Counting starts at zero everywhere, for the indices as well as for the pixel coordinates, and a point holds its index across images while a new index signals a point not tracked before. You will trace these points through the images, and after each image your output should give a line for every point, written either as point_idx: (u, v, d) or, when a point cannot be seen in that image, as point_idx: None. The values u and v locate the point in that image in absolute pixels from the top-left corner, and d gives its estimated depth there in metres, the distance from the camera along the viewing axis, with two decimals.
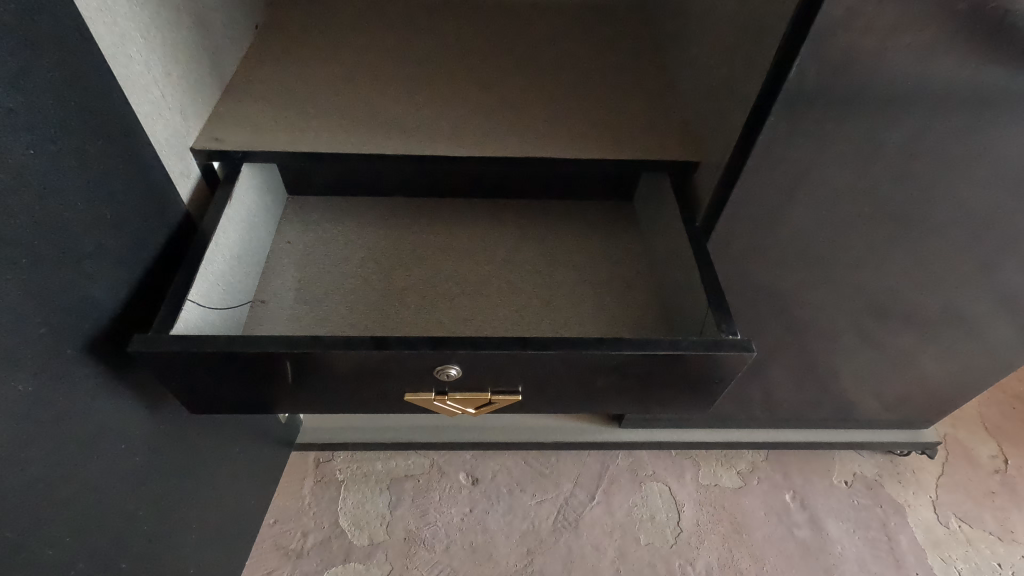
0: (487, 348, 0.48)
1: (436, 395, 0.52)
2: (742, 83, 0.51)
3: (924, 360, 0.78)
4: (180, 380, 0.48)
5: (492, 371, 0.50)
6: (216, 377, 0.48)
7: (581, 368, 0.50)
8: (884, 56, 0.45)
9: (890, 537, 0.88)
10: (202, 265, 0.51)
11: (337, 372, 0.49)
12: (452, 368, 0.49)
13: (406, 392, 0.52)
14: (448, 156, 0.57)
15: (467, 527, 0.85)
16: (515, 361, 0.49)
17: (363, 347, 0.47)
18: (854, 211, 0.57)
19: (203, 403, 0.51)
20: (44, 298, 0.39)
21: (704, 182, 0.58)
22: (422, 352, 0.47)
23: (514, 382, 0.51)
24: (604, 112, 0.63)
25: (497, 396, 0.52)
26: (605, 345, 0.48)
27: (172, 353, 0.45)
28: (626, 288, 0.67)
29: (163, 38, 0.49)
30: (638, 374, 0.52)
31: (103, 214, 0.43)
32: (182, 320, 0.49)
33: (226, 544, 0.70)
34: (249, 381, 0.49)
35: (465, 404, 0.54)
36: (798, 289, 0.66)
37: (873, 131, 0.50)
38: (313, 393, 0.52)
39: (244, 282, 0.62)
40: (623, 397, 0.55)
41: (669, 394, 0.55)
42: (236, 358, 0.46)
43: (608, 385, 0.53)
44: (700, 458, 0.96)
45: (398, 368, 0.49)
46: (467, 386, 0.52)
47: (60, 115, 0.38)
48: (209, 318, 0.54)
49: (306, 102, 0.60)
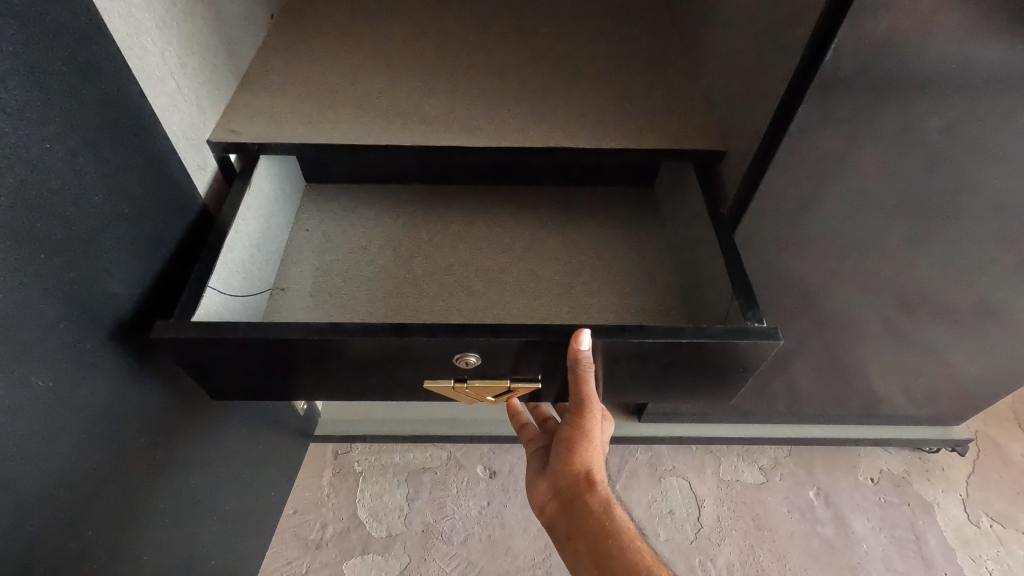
0: (507, 336, 0.46)
1: (454, 382, 0.51)
2: (772, 69, 0.49)
3: (957, 355, 0.75)
4: (200, 364, 0.48)
5: (512, 358, 0.49)
6: (234, 362, 0.48)
7: (603, 357, 0.49)
8: (926, 39, 0.43)
9: (918, 536, 0.86)
10: (221, 253, 0.51)
11: (356, 358, 0.48)
12: (472, 356, 0.48)
13: (425, 378, 0.51)
14: (465, 146, 0.55)
15: (485, 520, 0.85)
16: (535, 349, 0.48)
17: (382, 334, 0.46)
18: (890, 200, 0.55)
19: (223, 386, 0.51)
20: (63, 295, 0.39)
21: (731, 170, 0.56)
22: (442, 340, 0.46)
23: (533, 370, 0.50)
24: (626, 99, 0.61)
25: (517, 384, 0.52)
26: (628, 333, 0.47)
27: (192, 338, 0.45)
28: (647, 276, 0.65)
29: (178, 29, 0.49)
30: (660, 362, 0.50)
31: (121, 208, 0.43)
32: (203, 306, 0.49)
33: (245, 535, 0.70)
34: (267, 367, 0.49)
35: (485, 392, 0.53)
36: (828, 282, 0.64)
37: (913, 117, 0.48)
38: (331, 380, 0.51)
39: (263, 269, 0.62)
40: (644, 385, 0.54)
41: (691, 381, 0.53)
42: (252, 345, 0.46)
43: (629, 373, 0.52)
44: (720, 452, 0.95)
45: (416, 355, 0.48)
46: (486, 374, 0.51)
47: (77, 109, 0.38)
48: (228, 305, 0.54)
49: (323, 93, 0.59)
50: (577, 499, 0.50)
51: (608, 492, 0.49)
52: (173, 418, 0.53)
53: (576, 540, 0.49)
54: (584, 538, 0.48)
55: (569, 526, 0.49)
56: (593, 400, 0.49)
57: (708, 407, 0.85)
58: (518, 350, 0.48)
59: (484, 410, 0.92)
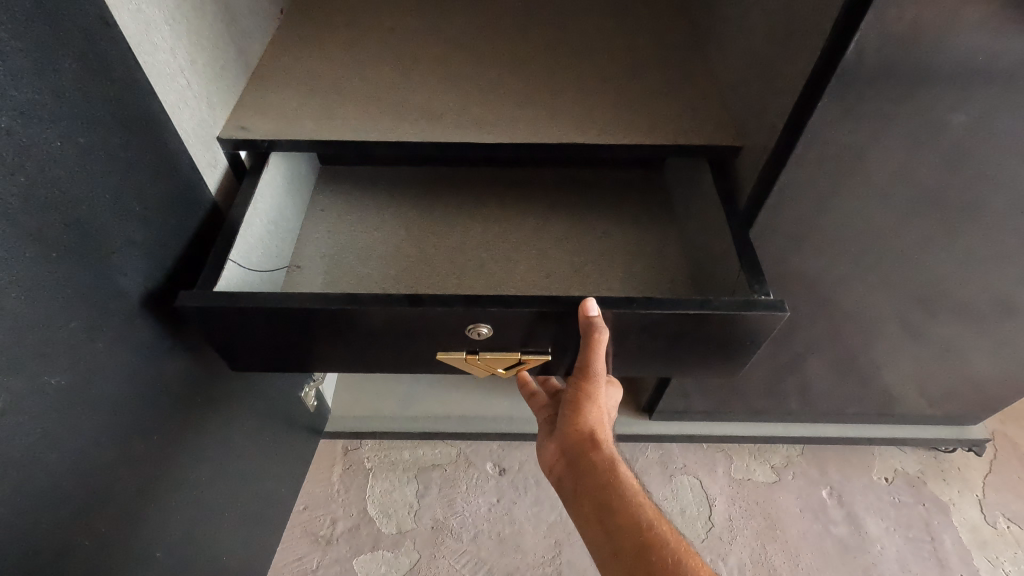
0: (519, 306, 0.47)
1: (466, 355, 0.51)
2: (790, 63, 0.48)
3: (976, 353, 0.74)
4: (215, 330, 0.48)
5: (523, 329, 0.49)
6: (248, 332, 0.49)
7: (612, 328, 0.49)
8: (951, 32, 0.41)
9: (933, 536, 0.85)
10: (242, 226, 0.52)
11: (368, 329, 0.49)
12: (484, 327, 0.48)
13: (437, 350, 0.51)
14: (476, 142, 0.55)
15: (495, 518, 0.85)
16: (547, 320, 0.48)
17: (395, 304, 0.46)
18: (910, 196, 0.54)
19: (236, 356, 0.52)
20: (74, 294, 0.38)
21: (746, 166, 0.55)
22: (454, 310, 0.46)
23: (545, 342, 0.50)
24: (639, 93, 0.60)
25: (528, 355, 0.51)
26: (638, 305, 0.47)
27: (212, 305, 0.46)
28: (661, 259, 0.65)
29: (188, 25, 0.48)
30: (667, 336, 0.50)
31: (132, 207, 0.43)
32: (223, 278, 0.50)
33: (257, 531, 0.70)
34: (279, 337, 0.50)
35: (496, 364, 0.53)
36: (844, 279, 0.63)
37: (937, 111, 0.47)
38: (342, 350, 0.52)
39: (280, 247, 0.62)
40: (652, 359, 0.54)
41: (699, 356, 0.53)
42: (266, 314, 0.47)
43: (637, 347, 0.52)
44: (732, 451, 0.94)
45: (429, 326, 0.48)
46: (498, 346, 0.51)
47: (88, 107, 0.38)
48: (248, 279, 0.55)
49: (333, 89, 0.59)
50: (581, 459, 0.50)
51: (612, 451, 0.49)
52: (184, 415, 0.53)
53: (580, 497, 0.49)
54: (588, 494, 0.48)
55: (574, 485, 0.50)
56: (599, 365, 0.49)
57: (720, 405, 0.84)
58: (529, 321, 0.48)
59: (494, 407, 0.92)
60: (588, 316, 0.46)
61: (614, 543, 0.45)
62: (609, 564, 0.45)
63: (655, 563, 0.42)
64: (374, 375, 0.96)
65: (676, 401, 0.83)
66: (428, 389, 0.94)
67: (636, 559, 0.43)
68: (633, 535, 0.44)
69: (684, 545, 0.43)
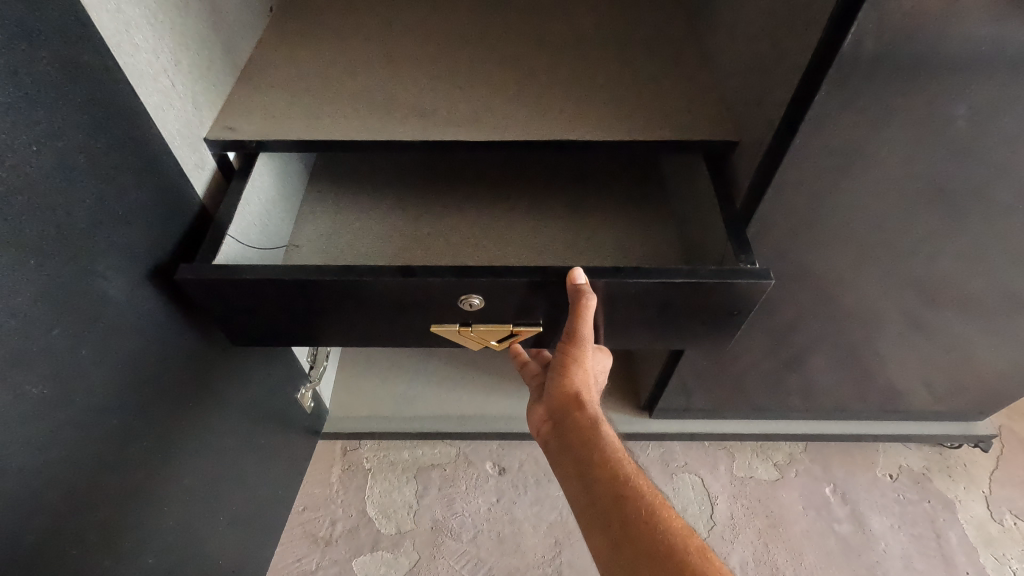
0: (509, 276, 0.49)
1: (460, 326, 0.54)
2: (787, 56, 0.47)
3: (982, 349, 0.72)
4: (223, 304, 0.51)
5: (514, 300, 0.51)
6: (252, 305, 0.51)
7: (601, 297, 0.51)
8: (952, 21, 0.40)
9: (939, 534, 0.84)
10: (241, 205, 0.55)
11: (366, 300, 0.51)
12: (476, 298, 0.50)
13: (432, 323, 0.54)
14: (467, 140, 0.54)
15: (494, 518, 0.84)
16: (537, 289, 0.50)
17: (389, 276, 0.48)
18: (913, 189, 0.52)
19: (243, 330, 0.54)
20: (55, 300, 0.38)
21: (743, 161, 0.54)
22: (447, 281, 0.48)
23: (536, 313, 0.53)
24: (633, 87, 0.59)
25: (519, 327, 0.54)
26: (625, 275, 0.49)
27: (216, 279, 0.48)
28: (653, 251, 0.65)
29: (172, 24, 0.48)
30: (656, 305, 0.52)
31: (115, 211, 0.42)
32: (221, 253, 0.51)
33: (253, 534, 0.70)
34: (282, 308, 0.52)
35: (489, 336, 0.55)
36: (846, 274, 0.61)
37: (939, 102, 0.45)
38: (343, 321, 0.54)
39: (278, 226, 0.65)
40: (644, 328, 0.56)
41: (690, 324, 0.55)
42: (268, 285, 0.49)
43: (627, 317, 0.54)
44: (734, 448, 0.93)
45: (423, 298, 0.50)
46: (490, 318, 0.53)
47: (67, 110, 0.37)
48: (247, 255, 0.57)
49: (322, 88, 0.58)
50: (567, 420, 0.50)
51: (597, 413, 0.50)
52: (176, 418, 0.52)
53: (564, 455, 0.49)
54: (570, 452, 0.48)
55: (559, 445, 0.50)
56: (586, 330, 0.49)
57: (721, 403, 0.84)
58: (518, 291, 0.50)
59: (493, 407, 0.92)
60: (576, 283, 0.48)
61: (592, 496, 0.45)
62: (587, 517, 0.45)
63: (630, 514, 0.43)
64: (373, 375, 0.95)
65: (676, 398, 0.83)
66: (427, 388, 0.94)
67: (612, 510, 0.44)
68: (611, 488, 0.45)
69: (660, 500, 0.44)
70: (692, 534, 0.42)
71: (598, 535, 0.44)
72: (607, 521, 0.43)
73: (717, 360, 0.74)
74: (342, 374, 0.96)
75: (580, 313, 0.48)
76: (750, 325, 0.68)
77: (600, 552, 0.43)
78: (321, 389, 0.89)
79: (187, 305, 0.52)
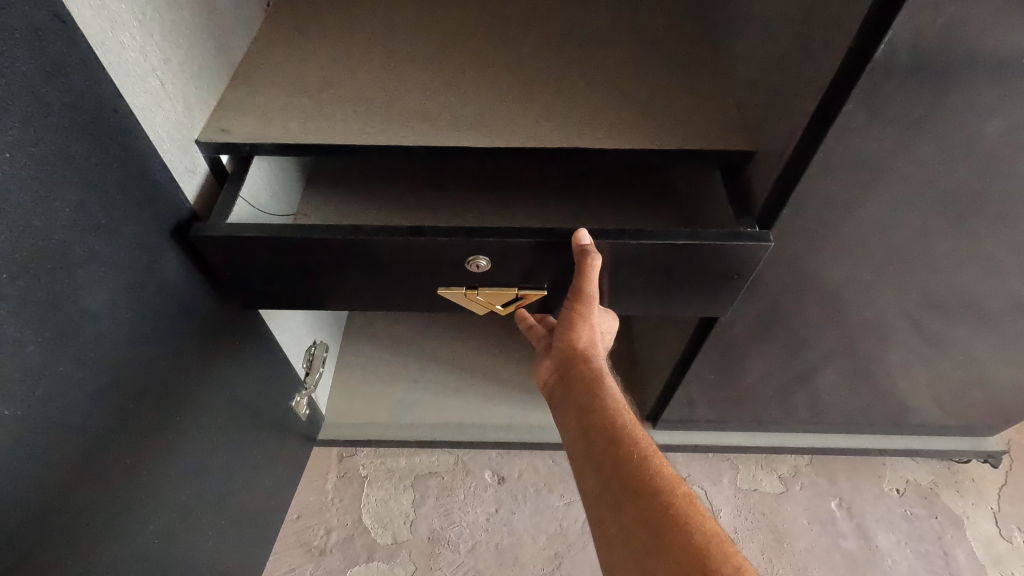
0: (515, 236, 0.49)
1: (467, 289, 0.55)
2: (809, 63, 0.45)
3: (996, 364, 0.71)
4: (236, 262, 0.52)
5: (519, 261, 0.52)
6: (264, 263, 0.52)
7: (605, 262, 0.51)
8: (989, 32, 0.38)
9: (946, 551, 0.82)
10: (247, 176, 0.55)
11: (374, 261, 0.52)
12: (482, 259, 0.51)
13: (438, 286, 0.55)
14: (472, 144, 0.52)
15: (493, 528, 0.82)
16: (544, 251, 0.50)
17: (399, 235, 0.49)
18: (938, 202, 0.50)
19: (255, 290, 0.56)
20: (28, 315, 0.35)
21: (759, 171, 0.52)
22: (454, 240, 0.49)
23: (542, 279, 0.54)
24: (644, 90, 0.57)
25: (524, 290, 0.55)
26: (629, 236, 0.49)
27: (228, 236, 0.49)
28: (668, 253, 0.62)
29: (162, 20, 0.45)
30: (659, 269, 0.52)
31: (96, 219, 0.40)
32: (235, 213, 0.53)
33: (244, 545, 0.68)
34: (292, 268, 0.53)
35: (495, 301, 0.56)
36: (862, 287, 0.59)
37: (973, 114, 0.43)
38: (352, 282, 0.55)
39: (289, 195, 0.66)
40: (647, 294, 0.56)
41: (691, 291, 0.56)
42: (279, 243, 0.50)
43: (631, 282, 0.54)
44: (738, 460, 0.91)
45: (430, 259, 0.51)
46: (496, 282, 0.54)
47: (44, 114, 0.34)
48: (259, 218, 0.58)
49: (322, 88, 0.56)
50: (572, 371, 0.51)
51: (601, 366, 0.50)
52: (165, 430, 0.50)
53: (565, 402, 0.50)
54: (572, 396, 0.50)
55: (563, 392, 0.51)
56: (593, 289, 0.50)
57: (726, 413, 0.82)
58: (528, 255, 0.51)
59: (492, 416, 0.90)
60: (581, 244, 0.49)
61: (589, 440, 0.46)
62: (581, 459, 0.46)
63: (623, 457, 0.43)
64: (371, 379, 0.94)
65: (681, 409, 0.81)
66: (425, 393, 0.92)
67: (605, 451, 0.44)
68: (607, 433, 0.45)
69: (654, 448, 0.44)
70: (682, 482, 0.42)
71: (590, 473, 0.45)
72: (598, 457, 0.45)
73: (725, 370, 0.72)
74: (339, 377, 0.94)
75: (585, 272, 0.49)
76: (761, 338, 0.66)
77: (590, 490, 0.44)
78: (318, 394, 0.87)
79: (202, 270, 0.53)
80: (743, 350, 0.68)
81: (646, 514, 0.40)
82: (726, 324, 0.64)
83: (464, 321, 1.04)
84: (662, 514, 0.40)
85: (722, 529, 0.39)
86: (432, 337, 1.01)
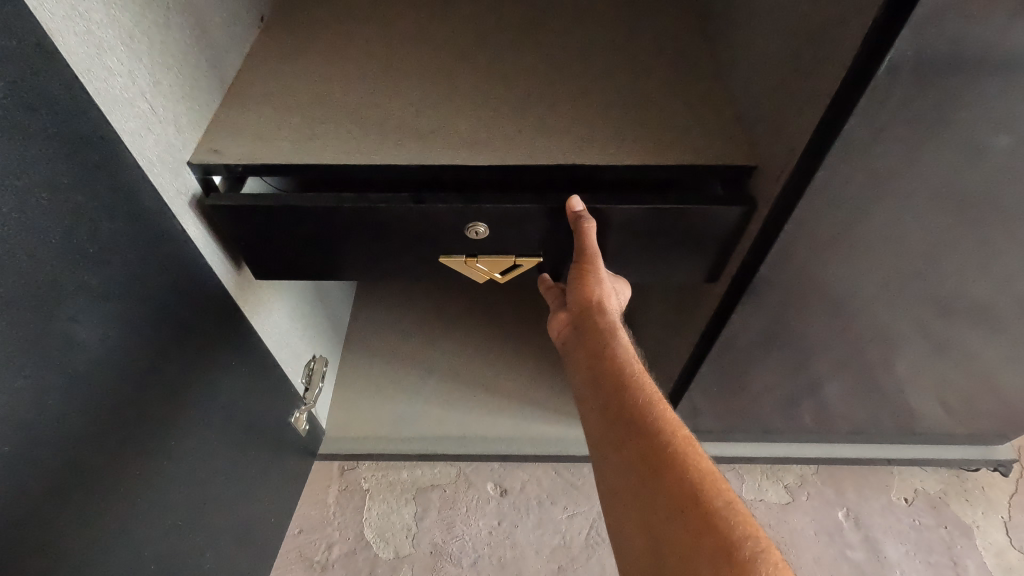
0: (512, 202, 0.51)
1: (466, 256, 0.56)
2: (810, 76, 0.44)
3: (1005, 372, 0.69)
4: (247, 232, 0.54)
5: (517, 228, 0.53)
6: (273, 233, 0.54)
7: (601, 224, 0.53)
8: (996, 48, 0.37)
9: (956, 562, 0.81)
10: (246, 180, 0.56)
11: (378, 229, 0.53)
12: (481, 226, 0.52)
13: (440, 254, 0.56)
14: (468, 163, 0.51)
15: (496, 542, 0.82)
16: (541, 217, 0.52)
17: (400, 203, 0.51)
18: (947, 214, 0.49)
19: (267, 262, 0.58)
20: (20, 347, 0.35)
21: (762, 184, 0.51)
22: (453, 206, 0.51)
23: (541, 246, 0.55)
24: (643, 104, 0.56)
25: (522, 257, 0.56)
26: (620, 201, 0.52)
27: (238, 204, 0.51)
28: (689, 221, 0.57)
29: (152, 43, 0.45)
30: (652, 232, 0.54)
31: (87, 247, 0.39)
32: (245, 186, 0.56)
33: (244, 563, 0.67)
34: (299, 238, 0.55)
35: (494, 269, 0.58)
36: (869, 299, 0.58)
37: (982, 127, 0.42)
38: (360, 252, 0.56)
39: None
40: (644, 256, 0.58)
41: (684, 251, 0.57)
42: (286, 211, 0.52)
43: (625, 245, 0.56)
44: (743, 469, 0.90)
45: (433, 227, 0.53)
46: (494, 250, 0.56)
47: (31, 145, 0.34)
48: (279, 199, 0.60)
49: (316, 105, 0.55)
50: (586, 323, 0.52)
51: (614, 320, 0.52)
52: (162, 452, 0.50)
53: (577, 351, 0.52)
54: (584, 347, 0.51)
55: (577, 342, 0.52)
56: (593, 249, 0.51)
57: (731, 423, 0.81)
58: (528, 223, 0.53)
59: (495, 427, 0.89)
60: (575, 211, 0.50)
61: (598, 385, 0.48)
62: (590, 401, 0.48)
63: (628, 401, 0.45)
64: (372, 390, 0.93)
65: (684, 418, 0.80)
66: (427, 404, 0.91)
67: (612, 395, 0.46)
68: (616, 380, 0.47)
69: (660, 396, 0.46)
70: (684, 428, 0.44)
71: (597, 413, 0.47)
72: (606, 403, 0.46)
73: (729, 380, 0.71)
74: (340, 388, 0.94)
75: (583, 237, 0.51)
76: (765, 350, 0.65)
77: (596, 428, 0.46)
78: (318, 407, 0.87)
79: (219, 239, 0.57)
80: (748, 360, 0.67)
81: (646, 450, 0.42)
82: (729, 335, 0.63)
83: (466, 328, 1.03)
84: (661, 453, 0.42)
85: (717, 471, 0.41)
86: (434, 345, 1.01)
